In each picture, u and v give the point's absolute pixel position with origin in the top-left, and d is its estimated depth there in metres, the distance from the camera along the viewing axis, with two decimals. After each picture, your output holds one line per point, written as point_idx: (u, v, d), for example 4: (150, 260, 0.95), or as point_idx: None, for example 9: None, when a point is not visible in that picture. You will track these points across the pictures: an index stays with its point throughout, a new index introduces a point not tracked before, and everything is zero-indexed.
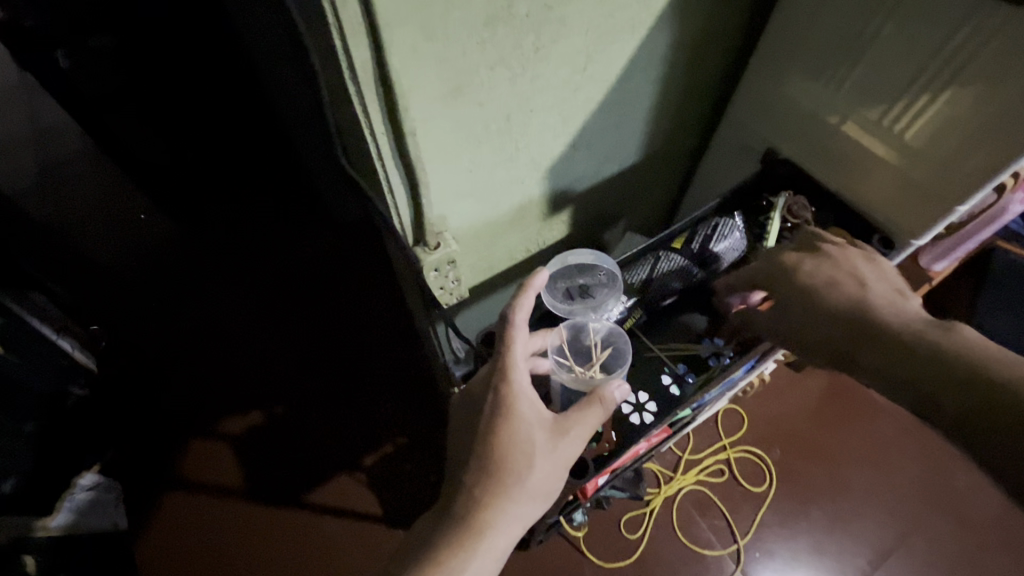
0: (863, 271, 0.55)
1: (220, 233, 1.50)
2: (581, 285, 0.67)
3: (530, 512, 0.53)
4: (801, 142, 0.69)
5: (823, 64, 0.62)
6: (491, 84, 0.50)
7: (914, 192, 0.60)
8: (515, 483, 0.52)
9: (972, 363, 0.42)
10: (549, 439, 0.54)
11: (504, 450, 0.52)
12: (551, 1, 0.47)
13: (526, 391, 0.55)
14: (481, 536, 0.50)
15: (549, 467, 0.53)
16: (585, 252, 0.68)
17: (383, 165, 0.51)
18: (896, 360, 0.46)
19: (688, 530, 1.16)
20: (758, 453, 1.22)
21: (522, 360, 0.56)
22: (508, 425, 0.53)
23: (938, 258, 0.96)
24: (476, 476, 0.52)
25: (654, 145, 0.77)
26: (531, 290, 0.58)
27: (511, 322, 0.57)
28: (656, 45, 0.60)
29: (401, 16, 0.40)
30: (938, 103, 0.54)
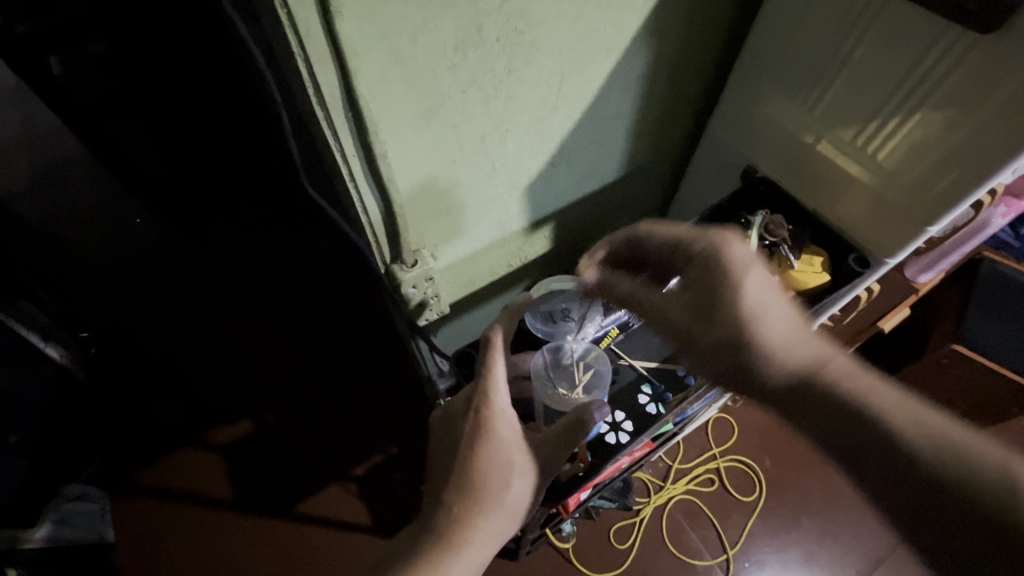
0: (773, 296, 0.52)
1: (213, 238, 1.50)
2: (564, 309, 0.68)
3: (504, 531, 0.53)
4: (778, 161, 0.69)
5: (799, 84, 0.62)
6: (464, 106, 0.50)
7: (889, 212, 0.61)
8: (492, 502, 0.52)
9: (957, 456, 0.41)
10: (527, 461, 0.54)
11: (482, 469, 0.52)
12: (522, 26, 0.47)
13: (507, 412, 0.54)
14: (457, 555, 0.49)
15: (527, 487, 0.54)
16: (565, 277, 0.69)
17: (356, 186, 0.51)
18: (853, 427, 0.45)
19: (678, 539, 1.16)
20: (748, 462, 1.22)
21: (505, 382, 0.56)
22: (488, 445, 0.53)
23: (923, 270, 0.98)
24: (455, 494, 0.51)
25: (637, 159, 0.78)
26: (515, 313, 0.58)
27: (494, 345, 0.56)
28: (633, 65, 0.61)
29: (368, 44, 0.40)
30: (910, 124, 0.55)
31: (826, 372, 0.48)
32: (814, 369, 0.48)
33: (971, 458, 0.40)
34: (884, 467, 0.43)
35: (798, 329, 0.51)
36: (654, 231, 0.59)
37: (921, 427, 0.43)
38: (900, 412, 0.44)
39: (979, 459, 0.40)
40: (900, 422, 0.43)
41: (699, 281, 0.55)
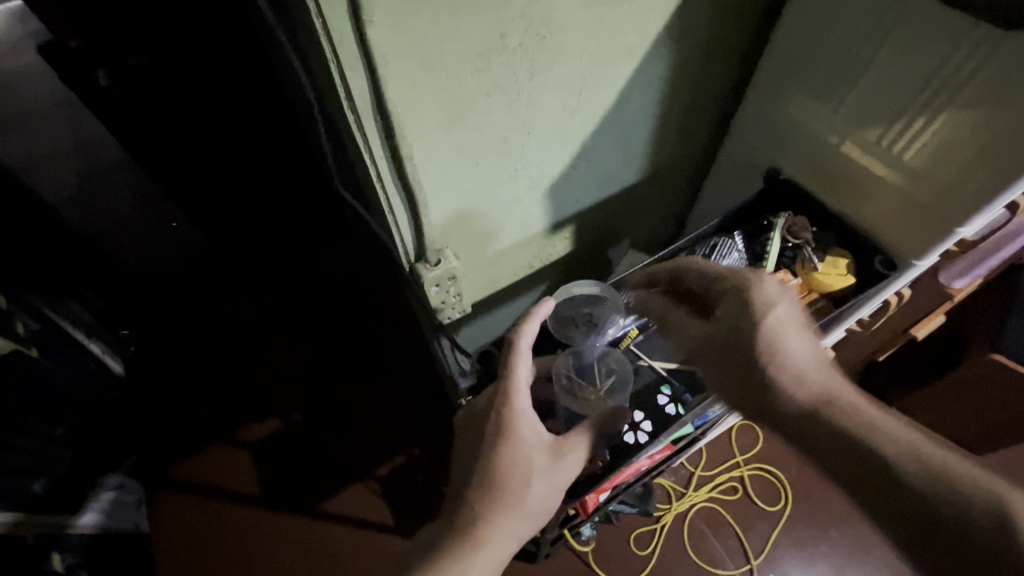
0: (796, 333, 0.49)
1: (247, 242, 1.57)
2: (588, 316, 0.68)
3: (525, 531, 0.53)
4: (802, 161, 0.69)
5: (823, 85, 0.62)
6: (487, 109, 0.52)
7: (916, 214, 0.60)
8: (513, 502, 0.52)
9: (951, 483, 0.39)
10: (548, 460, 0.55)
11: (504, 470, 0.52)
12: (544, 31, 0.49)
13: (527, 414, 0.55)
14: (478, 553, 0.49)
15: (547, 488, 0.54)
16: (588, 283, 0.69)
17: (383, 187, 0.53)
18: (860, 465, 0.42)
19: (700, 548, 1.15)
20: (774, 472, 1.22)
21: (525, 384, 0.57)
22: (510, 445, 0.53)
23: (958, 275, 0.93)
24: (478, 493, 0.52)
25: (658, 161, 0.78)
26: (536, 317, 0.60)
27: (515, 347, 0.57)
28: (654, 69, 0.62)
29: (397, 50, 0.42)
30: (936, 125, 0.54)
31: (833, 408, 0.45)
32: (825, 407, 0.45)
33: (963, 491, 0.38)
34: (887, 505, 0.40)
35: (818, 364, 0.48)
36: (695, 265, 0.57)
37: (917, 463, 0.40)
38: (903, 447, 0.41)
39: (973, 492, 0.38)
40: (898, 457, 0.41)
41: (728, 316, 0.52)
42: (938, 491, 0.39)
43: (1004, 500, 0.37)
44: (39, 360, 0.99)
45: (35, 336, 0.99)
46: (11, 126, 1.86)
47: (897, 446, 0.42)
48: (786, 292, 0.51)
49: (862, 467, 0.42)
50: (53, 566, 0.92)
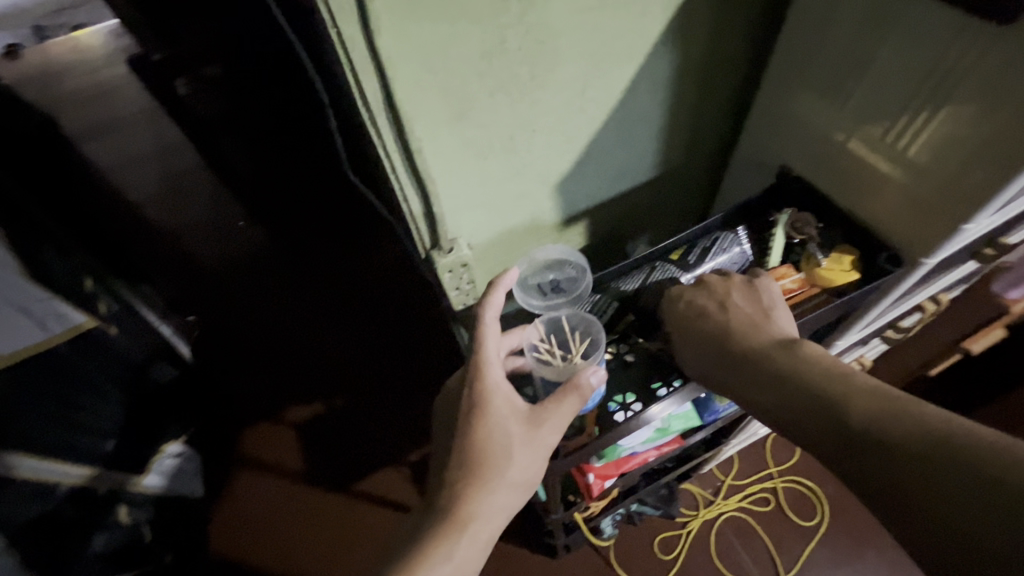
0: (724, 311, 0.58)
1: (299, 238, 1.69)
2: (551, 281, 0.72)
3: (509, 504, 0.57)
4: (811, 159, 0.69)
5: (830, 83, 0.62)
6: (492, 108, 0.57)
7: (922, 210, 0.59)
8: (492, 475, 0.56)
9: (847, 393, 0.45)
10: (525, 431, 0.58)
11: (480, 444, 0.57)
12: (543, 37, 0.53)
13: (501, 386, 0.60)
14: (462, 531, 0.54)
15: (527, 457, 0.58)
16: (552, 248, 0.73)
17: (398, 180, 0.58)
18: (796, 400, 0.48)
19: (727, 556, 1.16)
20: (809, 485, 1.22)
21: (495, 358, 0.61)
22: (484, 419, 0.58)
23: (1014, 284, 0.88)
24: (456, 470, 0.57)
25: (670, 161, 0.81)
26: (500, 288, 0.64)
27: (481, 321, 0.62)
28: (658, 70, 0.65)
29: (404, 55, 0.47)
30: (937, 120, 0.54)
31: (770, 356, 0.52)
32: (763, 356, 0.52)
33: (857, 395, 0.44)
34: (824, 426, 0.45)
35: (754, 328, 0.56)
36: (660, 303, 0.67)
37: (827, 390, 0.46)
38: (816, 368, 0.48)
39: (862, 396, 0.44)
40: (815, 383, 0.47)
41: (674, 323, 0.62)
42: (827, 400, 0.45)
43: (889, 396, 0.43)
44: (116, 335, 1.12)
45: (115, 316, 1.13)
46: (104, 132, 2.08)
47: (792, 373, 0.49)
48: (716, 288, 0.61)
49: (802, 400, 0.47)
50: (118, 518, 1.03)
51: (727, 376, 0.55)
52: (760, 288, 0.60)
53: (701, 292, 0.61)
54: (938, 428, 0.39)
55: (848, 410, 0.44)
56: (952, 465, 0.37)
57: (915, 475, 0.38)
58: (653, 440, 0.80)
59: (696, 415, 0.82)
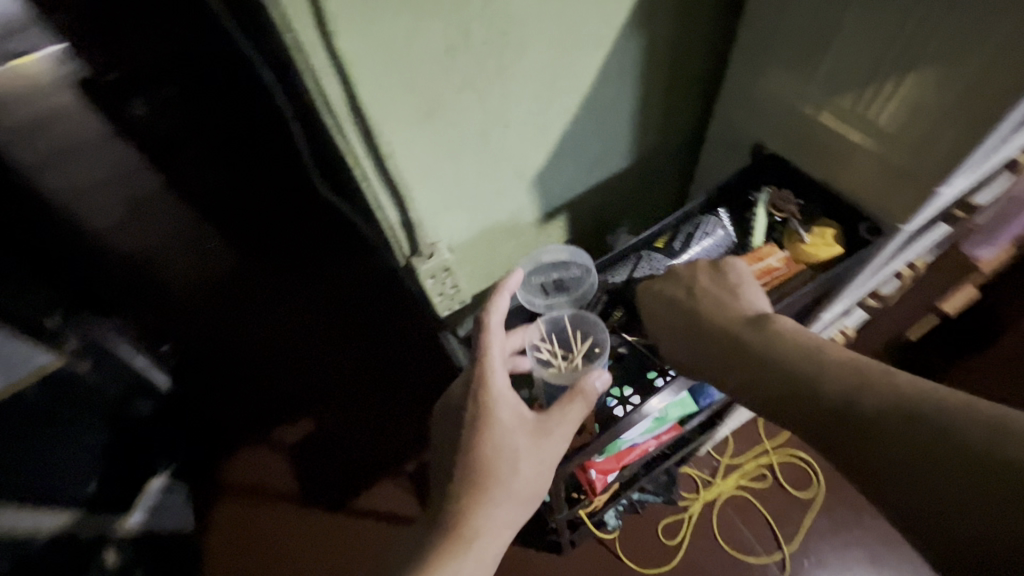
0: (695, 294, 0.58)
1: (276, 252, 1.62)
2: (555, 279, 0.73)
3: (515, 516, 0.56)
4: (783, 136, 0.69)
5: (797, 56, 0.62)
6: (460, 105, 0.55)
7: (895, 176, 0.59)
8: (498, 487, 0.56)
9: (817, 365, 0.44)
10: (531, 441, 0.58)
11: (485, 456, 0.56)
12: (506, 28, 0.52)
13: (506, 395, 0.59)
14: (468, 547, 0.53)
15: (534, 467, 0.57)
16: (557, 249, 0.74)
17: (369, 186, 0.56)
18: (767, 376, 0.47)
19: (731, 536, 1.17)
20: (806, 459, 1.23)
21: (499, 365, 0.60)
22: (489, 429, 0.57)
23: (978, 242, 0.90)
24: (461, 483, 0.56)
25: (643, 148, 0.81)
26: (503, 291, 0.63)
27: (484, 326, 0.61)
28: (624, 58, 0.64)
29: (365, 56, 0.45)
30: (904, 86, 0.54)
31: (742, 332, 0.51)
32: (735, 334, 0.51)
33: (826, 365, 0.43)
34: (795, 399, 0.44)
35: (725, 306, 0.55)
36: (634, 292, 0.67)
37: (798, 362, 0.45)
38: (786, 341, 0.47)
39: (832, 366, 0.43)
40: (785, 356, 0.46)
41: (650, 312, 0.62)
42: (802, 378, 0.44)
43: (859, 365, 0.42)
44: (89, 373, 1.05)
45: (88, 351, 1.07)
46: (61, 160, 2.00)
47: (764, 349, 0.48)
48: (688, 275, 0.61)
49: (775, 377, 0.46)
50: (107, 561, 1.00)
51: (702, 357, 0.54)
52: (727, 268, 0.59)
53: (674, 278, 0.62)
54: (922, 397, 0.37)
55: (827, 386, 0.42)
56: (937, 437, 0.35)
57: (890, 443, 0.37)
58: (651, 430, 0.80)
59: (692, 401, 0.82)
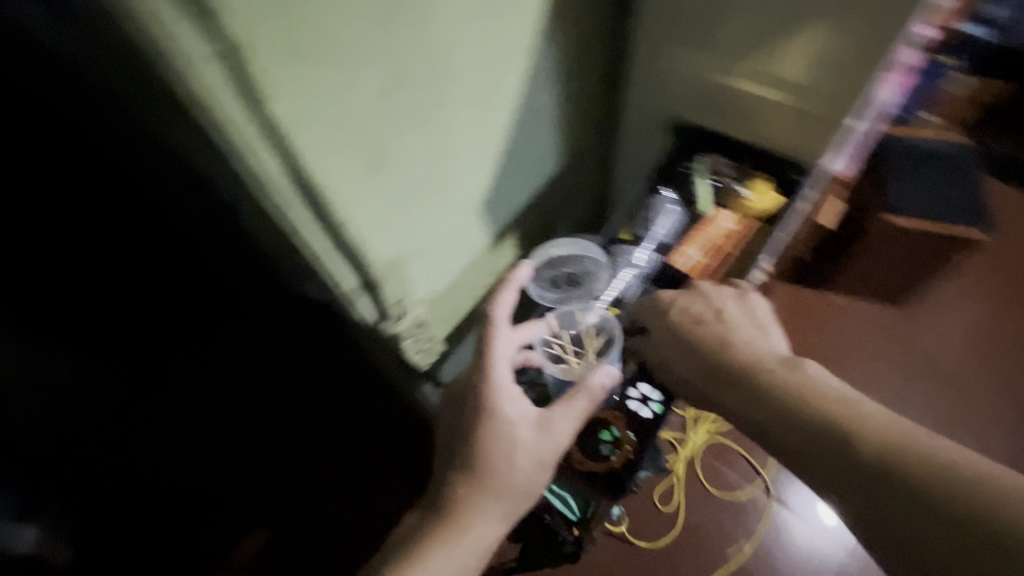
0: (723, 325, 0.59)
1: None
2: (567, 274, 0.71)
3: (510, 510, 0.55)
4: (699, 107, 0.73)
5: (697, 31, 0.64)
6: (406, 149, 0.50)
7: (811, 121, 0.66)
8: (496, 480, 0.54)
9: (852, 415, 0.45)
10: (534, 437, 0.56)
11: (484, 450, 0.54)
12: (437, 58, 0.47)
13: (508, 388, 0.57)
14: (459, 534, 0.53)
15: (533, 463, 0.55)
16: (566, 243, 0.71)
17: (325, 261, 0.49)
18: (798, 409, 0.48)
19: (716, 481, 1.16)
20: None
21: (503, 358, 0.58)
22: (490, 423, 0.55)
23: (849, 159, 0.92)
24: (459, 475, 0.55)
25: (568, 143, 0.79)
26: (511, 284, 0.62)
27: (493, 319, 0.59)
28: (542, 62, 0.62)
29: (301, 121, 0.39)
30: (804, 41, 0.59)
31: (784, 367, 0.52)
32: (771, 370, 0.52)
33: (863, 418, 0.45)
34: (815, 434, 0.46)
35: (755, 345, 0.56)
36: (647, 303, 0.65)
37: (846, 407, 0.46)
38: (825, 386, 0.49)
39: (871, 420, 0.44)
40: (823, 398, 0.47)
41: (670, 339, 0.61)
42: (832, 420, 0.45)
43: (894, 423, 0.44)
44: None
45: None
46: None
47: (801, 387, 0.49)
48: (716, 290, 0.63)
49: (804, 412, 0.47)
50: None
51: (723, 390, 0.55)
52: (750, 302, 0.62)
53: (698, 300, 0.62)
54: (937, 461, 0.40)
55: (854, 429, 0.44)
56: (944, 504, 0.38)
57: (899, 499, 0.40)
58: None
59: None
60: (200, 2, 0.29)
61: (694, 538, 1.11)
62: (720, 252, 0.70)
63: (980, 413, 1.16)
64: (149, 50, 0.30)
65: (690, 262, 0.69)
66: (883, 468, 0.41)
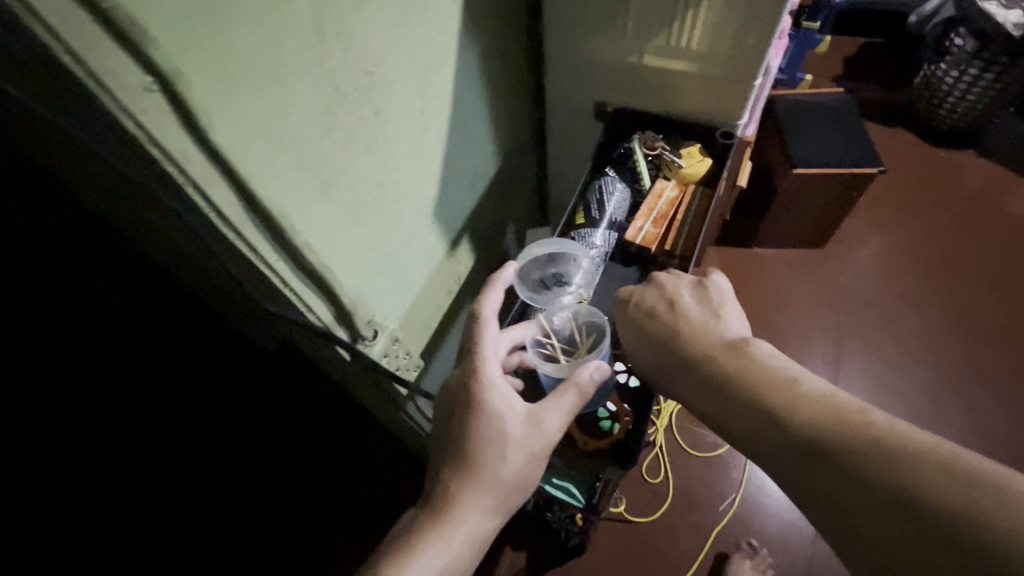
0: (672, 315, 0.58)
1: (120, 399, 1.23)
2: (554, 274, 0.71)
3: (504, 504, 0.54)
4: (619, 89, 0.77)
5: (607, 17, 0.68)
6: (354, 163, 0.49)
7: (722, 87, 0.71)
8: (487, 475, 0.53)
9: (793, 410, 0.43)
10: (525, 431, 0.55)
11: (475, 443, 0.54)
12: (370, 68, 0.47)
13: (497, 383, 0.57)
14: (451, 532, 0.51)
15: (524, 456, 0.55)
16: (549, 243, 0.70)
17: (291, 289, 0.47)
18: (746, 405, 0.46)
19: (696, 443, 1.21)
20: None
21: (493, 355, 0.58)
22: (480, 418, 0.55)
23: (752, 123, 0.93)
24: (451, 469, 0.54)
25: (504, 142, 0.82)
26: (497, 284, 0.62)
27: (482, 318, 0.60)
28: (467, 64, 0.64)
29: (249, 145, 0.37)
30: (703, 12, 0.64)
31: (732, 351, 0.51)
32: (719, 359, 0.51)
33: (807, 411, 0.42)
34: (767, 433, 0.44)
35: (703, 333, 0.55)
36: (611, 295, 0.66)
37: (790, 397, 0.44)
38: (767, 373, 0.47)
39: (814, 413, 0.42)
40: (764, 390, 0.46)
41: (629, 334, 0.61)
42: (778, 417, 0.44)
43: (837, 410, 0.41)
44: None
45: None
46: None
47: (745, 376, 0.48)
48: (663, 280, 0.63)
49: (751, 409, 0.46)
50: None
51: (680, 383, 0.54)
52: (708, 287, 0.61)
53: (648, 290, 0.62)
54: (902, 457, 0.36)
55: (797, 419, 0.42)
56: (906, 503, 0.35)
57: (857, 502, 0.37)
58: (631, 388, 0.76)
59: None
60: (132, 28, 0.28)
61: (687, 503, 1.15)
62: (666, 219, 0.73)
63: (903, 327, 1.28)
64: (81, 88, 0.29)
65: (644, 235, 0.72)
66: (836, 469, 0.39)
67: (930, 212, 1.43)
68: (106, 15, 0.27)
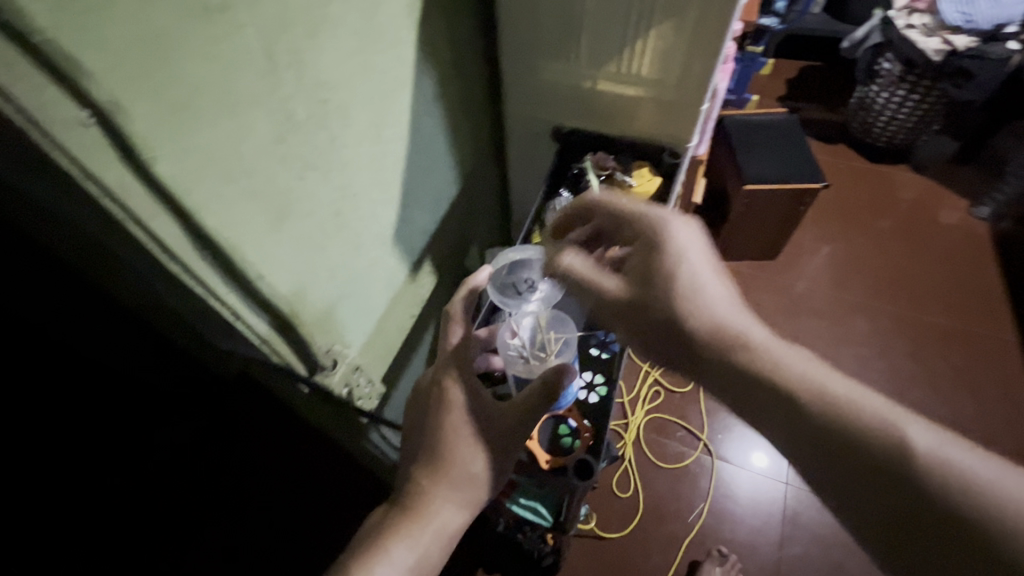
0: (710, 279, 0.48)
1: (76, 432, 1.18)
2: (526, 280, 0.70)
3: (475, 498, 0.54)
4: (575, 113, 0.79)
5: (562, 45, 0.70)
6: (309, 190, 0.48)
7: (671, 110, 0.74)
8: (458, 471, 0.53)
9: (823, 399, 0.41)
10: (495, 427, 0.55)
11: (448, 441, 0.53)
12: (323, 94, 0.47)
13: (470, 379, 0.55)
14: (422, 528, 0.51)
15: (495, 453, 0.54)
16: (524, 248, 0.70)
17: (243, 322, 0.46)
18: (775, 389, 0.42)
19: (663, 454, 1.22)
20: None
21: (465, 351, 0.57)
22: (452, 415, 0.54)
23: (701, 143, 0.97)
24: (423, 466, 0.53)
25: (465, 165, 0.82)
26: (471, 286, 0.62)
27: (454, 316, 0.59)
28: (423, 89, 0.64)
29: (196, 176, 0.36)
30: (650, 41, 0.66)
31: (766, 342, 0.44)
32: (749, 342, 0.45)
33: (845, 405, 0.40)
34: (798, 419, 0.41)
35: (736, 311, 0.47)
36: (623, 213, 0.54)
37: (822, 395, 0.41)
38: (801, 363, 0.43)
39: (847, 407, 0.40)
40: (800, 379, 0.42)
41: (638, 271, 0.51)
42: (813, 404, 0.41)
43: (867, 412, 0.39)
44: None
45: None
46: None
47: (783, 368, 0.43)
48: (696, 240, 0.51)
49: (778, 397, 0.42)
50: None
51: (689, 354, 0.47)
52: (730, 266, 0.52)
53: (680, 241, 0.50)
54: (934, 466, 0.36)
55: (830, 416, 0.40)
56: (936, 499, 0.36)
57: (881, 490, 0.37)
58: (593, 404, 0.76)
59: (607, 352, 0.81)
60: (63, 68, 0.27)
61: (656, 515, 1.16)
62: None
63: (850, 333, 1.35)
64: (7, 125, 0.28)
65: None
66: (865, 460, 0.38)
67: (870, 223, 1.52)
68: (33, 49, 0.26)
